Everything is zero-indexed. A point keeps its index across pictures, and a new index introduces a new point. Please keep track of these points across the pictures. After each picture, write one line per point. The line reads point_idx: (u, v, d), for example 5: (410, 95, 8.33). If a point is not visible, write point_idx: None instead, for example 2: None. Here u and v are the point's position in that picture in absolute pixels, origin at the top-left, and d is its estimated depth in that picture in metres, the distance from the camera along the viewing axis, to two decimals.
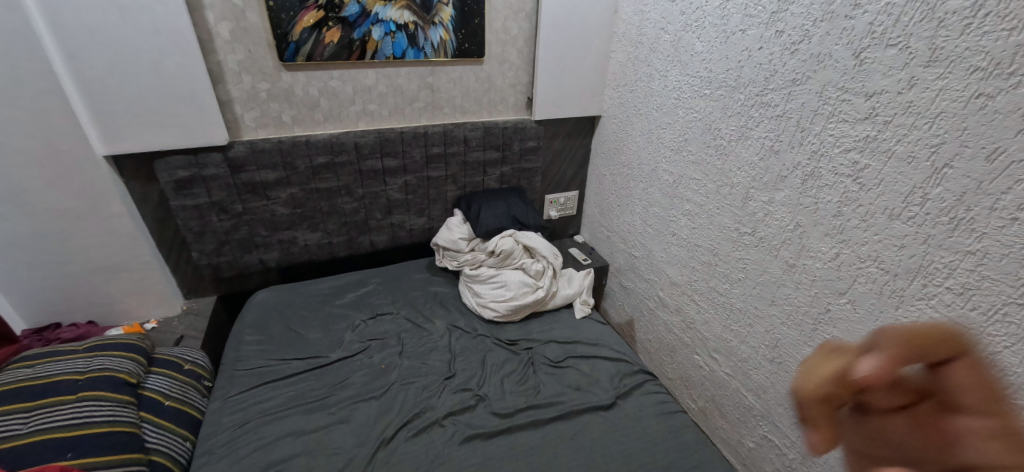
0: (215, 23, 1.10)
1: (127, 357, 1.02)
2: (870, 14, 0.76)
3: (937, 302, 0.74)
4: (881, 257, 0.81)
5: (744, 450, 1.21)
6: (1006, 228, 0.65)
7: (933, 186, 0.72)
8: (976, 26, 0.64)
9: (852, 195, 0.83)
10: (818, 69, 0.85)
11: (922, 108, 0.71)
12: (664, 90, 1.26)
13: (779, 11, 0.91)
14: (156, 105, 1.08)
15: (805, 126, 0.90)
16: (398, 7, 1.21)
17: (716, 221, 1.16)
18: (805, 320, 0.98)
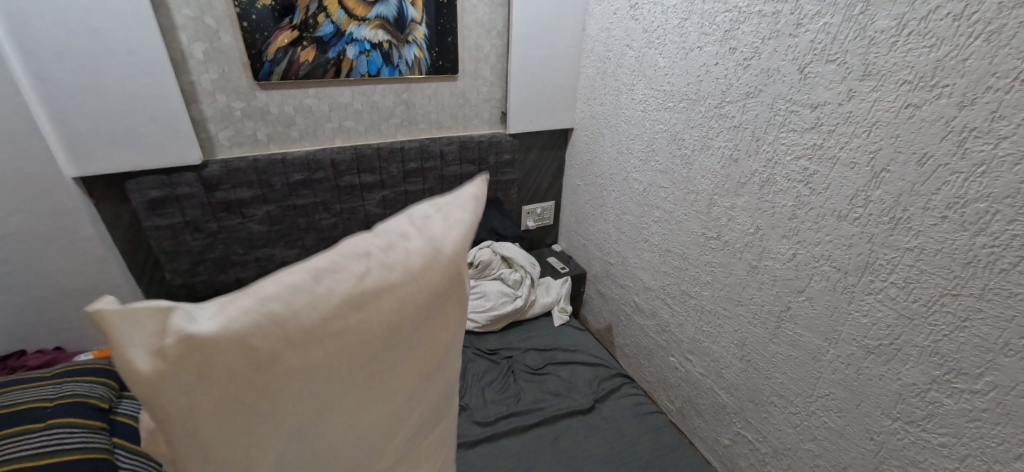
0: (188, 44, 1.11)
1: (98, 383, 1.00)
2: (811, 33, 0.83)
3: (883, 297, 0.80)
4: (833, 256, 0.87)
5: (720, 447, 1.25)
6: (937, 225, 0.71)
7: (874, 188, 0.78)
8: (901, 44, 0.71)
9: (805, 199, 0.89)
10: (768, 83, 0.92)
11: (861, 118, 0.78)
12: (632, 102, 1.32)
13: (732, 29, 0.97)
14: (127, 126, 1.08)
15: (760, 136, 0.96)
16: (373, 27, 1.24)
17: (685, 227, 1.21)
18: (769, 318, 1.03)
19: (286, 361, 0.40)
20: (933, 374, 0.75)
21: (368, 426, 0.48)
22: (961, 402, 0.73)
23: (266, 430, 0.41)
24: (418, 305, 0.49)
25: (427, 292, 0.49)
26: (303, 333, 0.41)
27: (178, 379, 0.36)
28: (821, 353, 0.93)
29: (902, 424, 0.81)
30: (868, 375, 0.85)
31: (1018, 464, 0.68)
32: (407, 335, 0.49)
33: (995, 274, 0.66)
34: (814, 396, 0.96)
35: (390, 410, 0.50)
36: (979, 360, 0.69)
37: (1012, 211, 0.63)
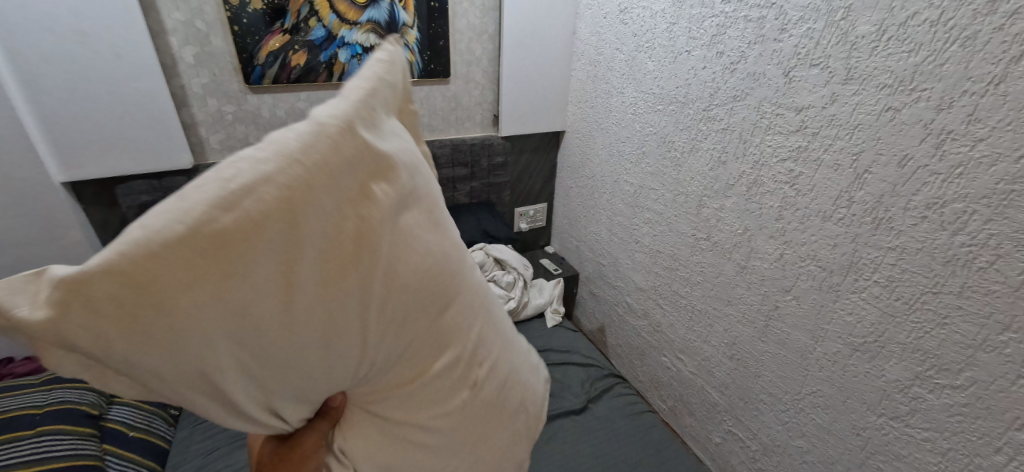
0: (179, 48, 1.10)
1: (88, 389, 0.99)
2: (795, 38, 0.85)
3: (867, 295, 0.82)
4: (818, 256, 0.88)
5: (712, 445, 1.26)
6: (918, 225, 0.73)
7: (857, 190, 0.80)
8: (882, 49, 0.73)
9: (791, 200, 0.91)
10: (754, 87, 0.94)
11: (843, 121, 0.79)
12: (622, 105, 1.33)
13: (718, 34, 0.99)
14: (117, 130, 1.07)
15: (747, 138, 0.97)
16: (365, 31, 1.25)
17: (675, 228, 1.23)
18: (757, 317, 1.05)
19: (169, 277, 0.32)
20: (916, 370, 0.77)
21: (347, 318, 0.40)
22: (942, 397, 0.75)
23: (199, 341, 0.33)
24: (328, 160, 0.39)
25: (340, 146, 0.39)
26: (172, 243, 0.32)
27: (71, 334, 0.31)
28: (809, 351, 0.95)
29: (886, 419, 0.83)
30: (854, 372, 0.87)
31: (998, 457, 0.70)
32: (331, 195, 0.38)
33: (973, 273, 0.68)
34: (802, 394, 0.98)
35: (355, 290, 0.40)
36: (959, 356, 0.71)
37: (989, 211, 0.65)
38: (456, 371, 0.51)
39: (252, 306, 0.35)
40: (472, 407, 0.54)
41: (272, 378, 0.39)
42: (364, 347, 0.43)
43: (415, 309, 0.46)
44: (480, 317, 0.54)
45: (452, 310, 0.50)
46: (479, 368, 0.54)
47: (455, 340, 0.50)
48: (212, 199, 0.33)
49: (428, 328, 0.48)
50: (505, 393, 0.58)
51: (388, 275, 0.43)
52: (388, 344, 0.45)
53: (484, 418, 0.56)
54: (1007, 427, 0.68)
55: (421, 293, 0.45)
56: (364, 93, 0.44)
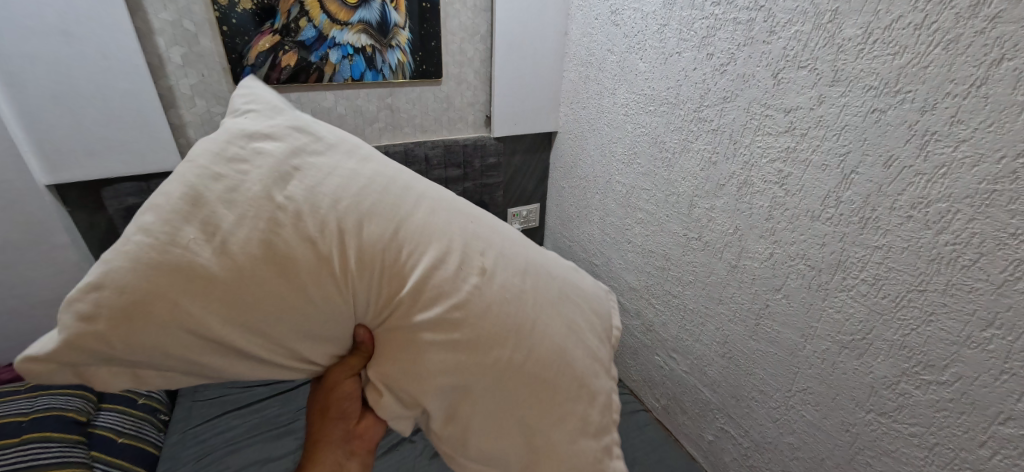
0: (166, 48, 1.09)
1: (74, 395, 0.97)
2: (783, 40, 0.86)
3: (855, 293, 0.83)
4: (807, 255, 0.90)
5: (704, 443, 1.27)
6: (904, 224, 0.74)
7: (844, 190, 0.81)
8: (867, 51, 0.74)
9: (780, 200, 0.92)
10: (743, 88, 0.95)
11: (831, 122, 0.81)
12: (614, 106, 1.34)
13: (709, 36, 1.00)
14: (102, 131, 1.05)
15: (737, 139, 0.99)
16: (355, 31, 1.23)
17: (667, 228, 1.24)
18: (748, 315, 1.06)
19: (123, 276, 0.52)
20: (903, 367, 0.79)
21: (289, 244, 0.57)
22: (928, 392, 0.76)
23: (167, 301, 0.52)
24: (200, 170, 0.59)
25: (211, 161, 0.60)
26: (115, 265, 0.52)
27: (91, 340, 0.50)
28: (798, 349, 0.96)
29: (874, 415, 0.85)
30: (842, 369, 0.88)
31: (982, 450, 0.71)
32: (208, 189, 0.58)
33: (957, 271, 0.70)
34: (793, 391, 0.99)
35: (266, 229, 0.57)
36: (944, 353, 0.73)
37: (972, 210, 0.67)
38: (441, 273, 0.64)
39: (205, 262, 0.54)
40: (482, 302, 0.64)
41: (255, 311, 0.56)
42: (324, 264, 0.59)
43: (358, 226, 0.62)
44: (445, 227, 0.67)
45: (407, 226, 0.64)
46: (469, 267, 0.66)
47: (410, 256, 0.63)
48: (161, 217, 0.55)
49: (386, 241, 0.62)
50: (514, 287, 0.68)
51: (312, 207, 0.60)
52: (351, 263, 0.60)
53: (507, 311, 0.66)
54: (991, 422, 0.70)
55: (357, 216, 0.62)
56: (252, 117, 0.66)
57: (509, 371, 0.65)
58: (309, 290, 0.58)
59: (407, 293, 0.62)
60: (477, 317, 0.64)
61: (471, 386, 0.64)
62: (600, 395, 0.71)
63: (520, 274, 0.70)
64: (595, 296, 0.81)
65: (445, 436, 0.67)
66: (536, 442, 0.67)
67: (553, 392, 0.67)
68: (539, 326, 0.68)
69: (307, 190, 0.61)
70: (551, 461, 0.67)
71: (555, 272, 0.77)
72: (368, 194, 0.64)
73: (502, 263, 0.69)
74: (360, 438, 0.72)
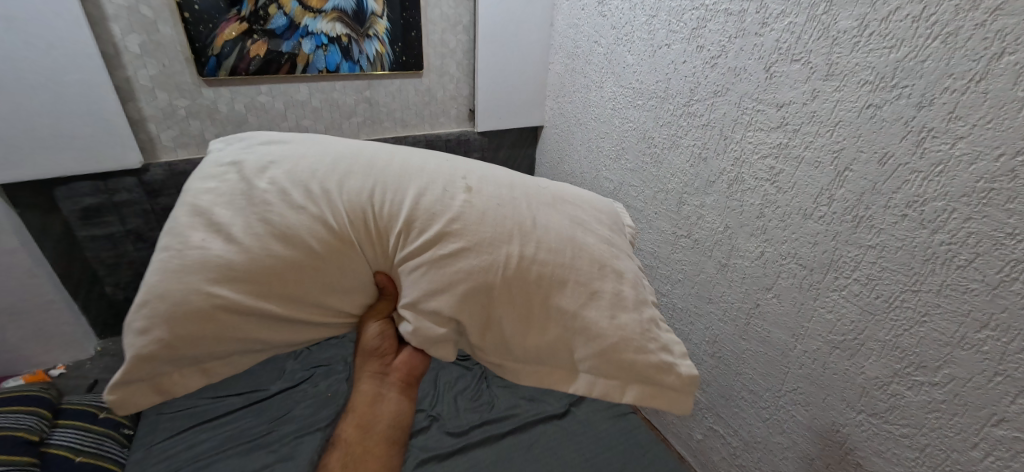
0: (122, 36, 1.01)
1: (27, 412, 0.90)
2: (776, 32, 0.83)
3: (847, 293, 0.81)
4: (799, 253, 0.88)
5: (693, 442, 1.26)
6: (898, 224, 0.72)
7: (838, 187, 0.79)
8: (863, 44, 0.72)
9: (772, 198, 0.90)
10: (734, 82, 0.92)
11: (824, 117, 0.78)
12: (601, 100, 1.31)
13: (699, 27, 0.97)
14: (51, 126, 0.96)
15: (727, 134, 0.96)
16: (330, 20, 1.17)
17: (656, 226, 1.21)
18: (738, 315, 1.04)
19: (148, 290, 0.51)
20: (894, 368, 0.77)
21: (287, 213, 0.56)
22: (921, 393, 0.75)
23: (191, 294, 0.51)
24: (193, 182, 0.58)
25: (200, 172, 0.59)
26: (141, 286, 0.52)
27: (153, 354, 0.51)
28: (789, 349, 0.94)
29: (865, 416, 0.83)
30: (833, 369, 0.87)
31: (974, 452, 0.70)
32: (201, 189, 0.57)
33: (951, 271, 0.68)
34: (783, 391, 0.98)
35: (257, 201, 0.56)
36: (937, 354, 0.72)
37: (968, 209, 0.65)
38: (431, 194, 0.62)
39: (218, 250, 0.53)
40: (473, 211, 0.62)
41: (277, 277, 0.55)
42: (323, 220, 0.57)
43: (342, 180, 0.60)
44: (413, 161, 0.66)
45: (383, 170, 0.63)
46: (453, 186, 0.64)
47: (395, 191, 0.61)
48: (171, 232, 0.54)
49: (370, 184, 0.61)
50: (500, 195, 0.66)
51: (307, 174, 0.59)
52: (347, 215, 0.58)
53: (500, 214, 0.63)
54: (984, 424, 0.68)
55: (340, 172, 0.61)
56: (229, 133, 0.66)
57: (526, 262, 0.61)
58: (316, 247, 0.56)
59: (403, 225, 0.60)
60: (474, 224, 0.61)
61: (494, 296, 0.60)
62: (628, 271, 0.67)
63: (505, 185, 0.68)
64: (594, 199, 0.77)
65: (491, 349, 0.62)
66: (575, 327, 0.62)
67: (573, 272, 0.63)
68: (537, 222, 0.65)
69: (295, 167, 0.60)
70: (599, 342, 0.61)
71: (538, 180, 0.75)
72: (338, 155, 0.63)
73: (483, 179, 0.67)
74: (400, 372, 0.75)
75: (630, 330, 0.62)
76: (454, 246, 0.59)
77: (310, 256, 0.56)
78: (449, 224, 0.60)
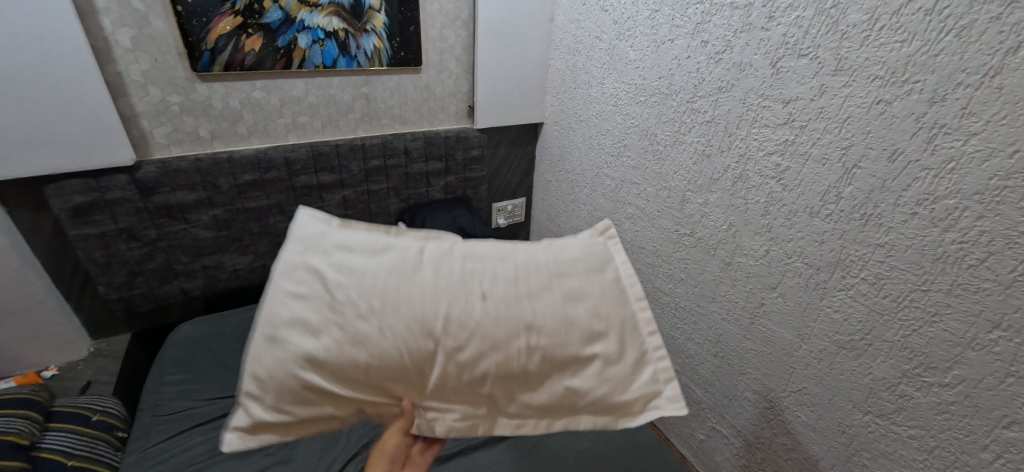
0: (113, 30, 0.98)
1: (17, 415, 0.87)
2: (783, 26, 0.81)
3: (855, 293, 0.80)
4: (805, 252, 0.86)
5: (695, 442, 1.25)
6: (908, 222, 0.71)
7: (846, 185, 0.77)
8: (873, 38, 0.70)
9: (778, 195, 0.88)
10: (739, 77, 0.90)
11: (833, 113, 0.77)
12: (602, 97, 1.29)
13: (704, 22, 0.95)
14: (40, 122, 0.94)
15: (732, 131, 0.94)
16: (326, 14, 1.14)
17: (658, 224, 1.20)
18: (742, 314, 1.03)
19: (254, 373, 0.62)
20: (903, 368, 0.76)
21: (351, 324, 0.61)
22: (929, 395, 0.74)
23: (285, 381, 0.61)
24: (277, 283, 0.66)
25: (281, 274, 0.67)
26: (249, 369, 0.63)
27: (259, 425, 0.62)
28: (794, 349, 0.93)
29: (872, 417, 0.82)
30: (840, 370, 0.86)
31: (984, 454, 0.69)
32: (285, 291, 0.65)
33: (963, 270, 0.67)
34: (788, 391, 0.97)
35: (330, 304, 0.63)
36: (947, 354, 0.70)
37: (981, 207, 0.63)
38: (462, 296, 0.64)
39: (303, 351, 0.61)
40: (494, 318, 0.64)
41: (348, 375, 0.61)
42: (380, 329, 0.61)
43: (389, 285, 0.64)
44: (435, 261, 0.67)
45: (421, 271, 0.66)
46: (479, 284, 0.66)
47: (435, 291, 0.64)
48: (269, 334, 0.63)
49: (413, 288, 0.64)
50: (519, 291, 0.66)
51: (364, 284, 0.64)
52: (395, 320, 0.62)
53: (521, 312, 0.65)
54: (994, 425, 0.67)
55: (390, 279, 0.64)
56: (304, 223, 0.72)
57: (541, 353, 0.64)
58: (372, 354, 0.61)
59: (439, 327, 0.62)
60: (497, 330, 0.63)
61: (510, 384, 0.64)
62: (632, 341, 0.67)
63: (524, 273, 0.68)
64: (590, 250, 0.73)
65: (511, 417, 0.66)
66: (581, 402, 0.65)
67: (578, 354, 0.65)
68: (555, 312, 0.65)
69: (354, 276, 0.65)
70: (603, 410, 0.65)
71: (557, 245, 0.73)
72: (371, 265, 0.66)
73: (500, 273, 0.68)
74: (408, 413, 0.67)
75: (638, 398, 0.65)
76: (479, 352, 0.62)
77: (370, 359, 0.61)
78: (470, 338, 0.63)
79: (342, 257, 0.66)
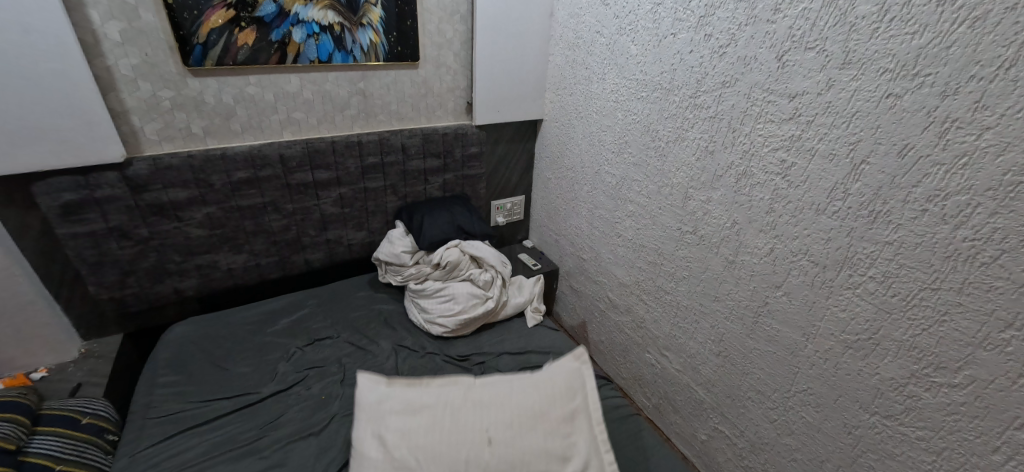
0: (101, 23, 0.96)
1: (3, 419, 0.84)
2: (789, 19, 0.79)
3: (862, 291, 0.78)
4: (811, 250, 0.85)
5: (697, 443, 1.23)
6: (918, 219, 0.69)
7: (854, 181, 0.76)
8: (883, 30, 0.68)
9: (782, 192, 0.87)
10: (744, 71, 0.88)
11: (840, 108, 0.75)
12: (603, 93, 1.27)
13: (707, 15, 0.93)
14: (26, 117, 0.91)
15: (736, 127, 0.92)
16: (321, 8, 1.12)
17: (660, 221, 1.18)
18: (746, 313, 1.01)
19: None
20: (911, 368, 0.74)
21: (419, 466, 0.80)
22: (939, 395, 0.72)
23: None
24: (358, 441, 0.85)
25: (358, 441, 0.86)
26: None
27: None
28: (799, 348, 0.92)
29: (879, 418, 0.81)
30: (846, 370, 0.84)
31: (995, 455, 0.67)
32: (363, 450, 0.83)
33: (975, 268, 0.65)
34: (792, 391, 0.95)
35: (397, 449, 0.82)
36: (958, 354, 0.69)
37: (994, 203, 0.62)
38: (494, 433, 0.85)
39: None
40: (504, 463, 0.81)
41: None
42: (441, 466, 0.80)
43: (440, 431, 0.84)
44: (460, 407, 0.88)
45: (459, 418, 0.87)
46: (504, 423, 0.86)
47: (472, 431, 0.85)
48: None
49: (457, 435, 0.84)
50: (516, 432, 0.85)
51: (421, 434, 0.84)
52: (450, 457, 0.81)
53: (537, 433, 0.86)
54: (1006, 426, 0.65)
55: (438, 425, 0.85)
56: (366, 390, 0.93)
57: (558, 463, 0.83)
58: None
59: (485, 460, 0.81)
60: (525, 456, 0.83)
61: None
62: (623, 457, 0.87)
63: (532, 403, 0.90)
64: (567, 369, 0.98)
65: None
66: None
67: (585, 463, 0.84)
68: (560, 434, 0.87)
69: (413, 434, 0.84)
70: None
71: (543, 379, 0.96)
72: (421, 420, 0.86)
73: (505, 409, 0.89)
74: None
75: None
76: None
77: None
78: (508, 467, 0.81)
79: (396, 419, 0.86)
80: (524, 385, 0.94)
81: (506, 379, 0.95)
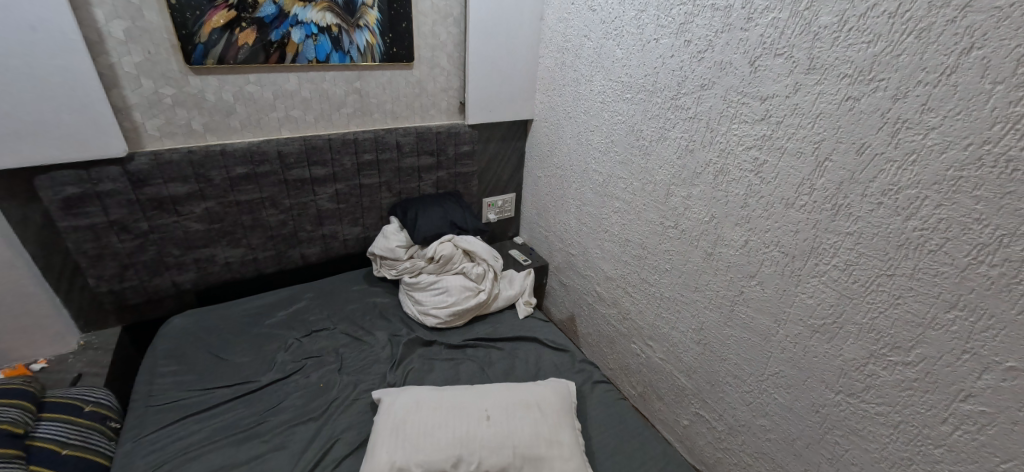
0: (106, 22, 0.99)
1: (11, 404, 0.87)
2: (760, 27, 0.86)
3: (826, 279, 0.85)
4: (781, 242, 0.91)
5: (680, 428, 1.29)
6: (874, 211, 0.76)
7: (818, 177, 0.82)
8: (842, 39, 0.75)
9: (756, 188, 0.93)
10: (721, 75, 0.95)
11: (806, 110, 0.82)
12: (591, 94, 1.32)
13: (686, 22, 0.99)
14: (31, 112, 0.93)
15: (713, 127, 0.99)
16: (320, 9, 1.16)
17: (643, 216, 1.24)
18: (723, 302, 1.07)
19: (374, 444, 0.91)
20: (870, 349, 0.81)
21: (433, 410, 0.95)
22: (894, 373, 0.78)
23: (397, 441, 0.90)
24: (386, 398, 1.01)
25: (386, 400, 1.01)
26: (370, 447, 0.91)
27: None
28: (771, 334, 0.98)
29: (844, 396, 0.87)
30: (813, 352, 0.90)
31: (944, 426, 0.74)
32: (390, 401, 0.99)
33: (923, 256, 0.72)
34: (766, 375, 1.01)
35: (417, 401, 0.98)
36: (910, 334, 0.75)
37: (939, 196, 0.68)
38: (496, 395, 1.00)
39: (406, 421, 0.93)
40: (502, 418, 0.95)
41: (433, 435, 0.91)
42: (453, 411, 0.95)
43: (452, 395, 1.00)
44: (472, 387, 1.04)
45: (470, 390, 1.02)
46: (503, 392, 1.01)
47: (479, 393, 1.01)
48: (382, 426, 0.93)
49: (466, 396, 0.99)
50: (514, 396, 1.00)
51: (438, 395, 0.99)
52: (460, 406, 0.97)
53: (529, 396, 1.00)
54: (952, 399, 0.72)
55: (451, 393, 1.01)
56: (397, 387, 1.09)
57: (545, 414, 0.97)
58: (448, 429, 0.92)
59: (487, 410, 0.96)
60: (519, 410, 0.97)
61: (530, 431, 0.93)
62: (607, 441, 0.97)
63: (527, 385, 1.05)
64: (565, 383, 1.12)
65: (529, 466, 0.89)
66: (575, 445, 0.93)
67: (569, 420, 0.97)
68: (549, 398, 1.01)
69: (431, 396, 0.99)
70: None
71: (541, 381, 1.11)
72: (439, 391, 1.01)
73: (506, 387, 1.04)
74: None
75: None
76: (511, 421, 0.94)
77: (448, 423, 0.93)
78: (503, 417, 0.95)
79: (419, 389, 1.02)
80: (528, 409, 0.97)
81: (511, 404, 0.98)
